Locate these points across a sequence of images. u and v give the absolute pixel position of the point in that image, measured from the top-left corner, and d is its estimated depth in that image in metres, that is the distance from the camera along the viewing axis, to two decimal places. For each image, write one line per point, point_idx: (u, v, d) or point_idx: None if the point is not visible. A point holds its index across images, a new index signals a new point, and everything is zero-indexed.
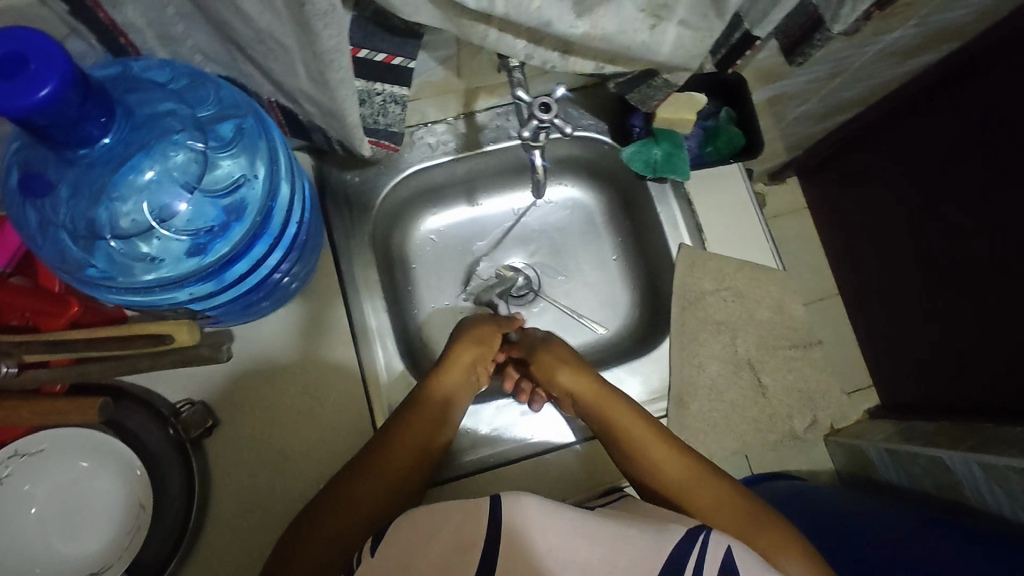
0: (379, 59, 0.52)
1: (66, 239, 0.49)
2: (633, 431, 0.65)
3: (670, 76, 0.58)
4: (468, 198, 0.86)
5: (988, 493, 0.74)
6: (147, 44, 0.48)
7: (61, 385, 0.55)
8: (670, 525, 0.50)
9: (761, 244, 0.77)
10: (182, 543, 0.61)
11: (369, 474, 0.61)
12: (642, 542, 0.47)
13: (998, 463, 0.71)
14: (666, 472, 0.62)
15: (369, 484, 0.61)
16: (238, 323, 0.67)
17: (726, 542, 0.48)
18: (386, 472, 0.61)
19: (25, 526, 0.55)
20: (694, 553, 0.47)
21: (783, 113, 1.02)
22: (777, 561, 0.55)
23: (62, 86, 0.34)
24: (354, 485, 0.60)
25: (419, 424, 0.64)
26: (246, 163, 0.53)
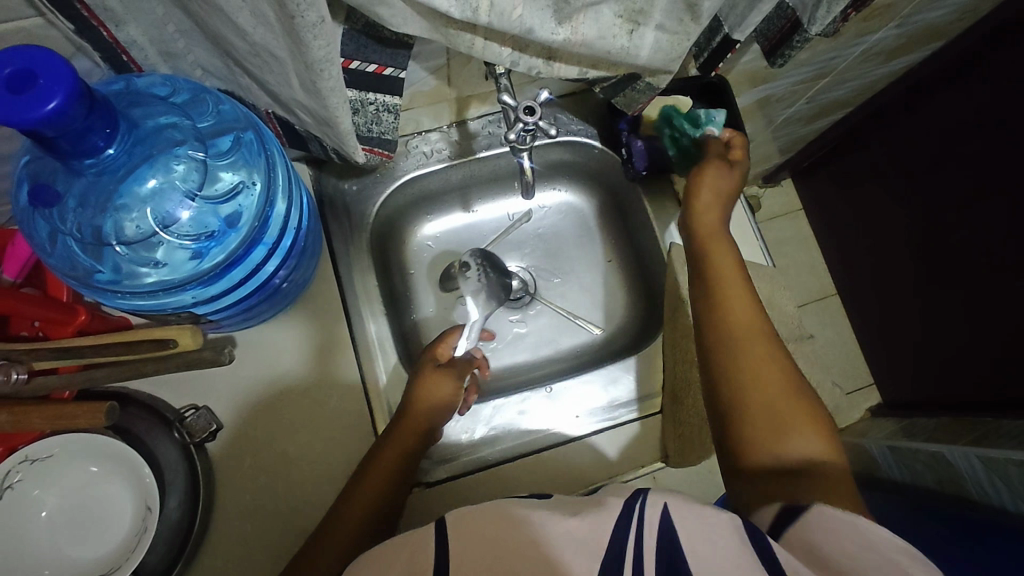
0: (371, 70, 0.55)
1: (75, 245, 0.52)
2: (722, 267, 0.64)
3: (653, 79, 0.60)
4: (463, 204, 0.88)
5: (993, 490, 0.71)
6: (148, 59, 0.50)
7: (68, 393, 0.57)
8: (607, 504, 0.46)
9: (751, 241, 0.79)
10: (187, 546, 0.62)
11: (362, 486, 0.61)
12: (577, 526, 0.43)
13: (1000, 457, 0.70)
14: (733, 312, 0.59)
15: (363, 493, 0.61)
16: (241, 329, 0.69)
17: (664, 499, 0.44)
18: (375, 480, 0.62)
19: (36, 529, 0.57)
20: (630, 531, 0.42)
21: (772, 116, 1.04)
22: (786, 432, 0.54)
23: (69, 99, 0.36)
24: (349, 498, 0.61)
25: (388, 460, 0.63)
26: (244, 172, 0.56)
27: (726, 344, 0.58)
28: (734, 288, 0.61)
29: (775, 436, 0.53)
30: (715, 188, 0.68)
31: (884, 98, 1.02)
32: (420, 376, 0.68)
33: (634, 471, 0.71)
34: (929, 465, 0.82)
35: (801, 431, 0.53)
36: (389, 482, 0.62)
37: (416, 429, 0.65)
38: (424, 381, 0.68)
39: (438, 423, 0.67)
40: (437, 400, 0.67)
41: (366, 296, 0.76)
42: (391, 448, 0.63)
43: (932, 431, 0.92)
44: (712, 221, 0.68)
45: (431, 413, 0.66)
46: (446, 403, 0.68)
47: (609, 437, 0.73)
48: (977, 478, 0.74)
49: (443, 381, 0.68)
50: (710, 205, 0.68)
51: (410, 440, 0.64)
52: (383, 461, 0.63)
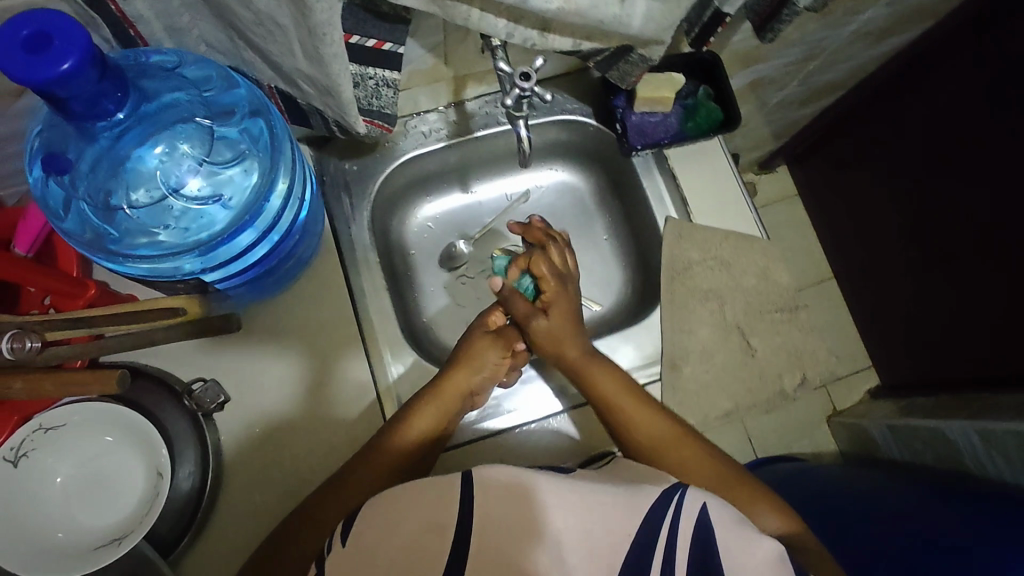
0: (370, 45, 0.56)
1: (87, 210, 0.53)
2: (608, 391, 0.69)
3: (645, 51, 0.62)
4: (462, 185, 0.89)
5: (989, 462, 0.75)
6: (154, 35, 0.51)
7: (81, 361, 0.58)
8: (646, 487, 0.56)
9: (745, 214, 0.80)
10: (198, 513, 0.64)
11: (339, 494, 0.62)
12: (616, 511, 0.52)
13: (994, 429, 0.73)
14: (640, 432, 0.67)
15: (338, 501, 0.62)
16: (246, 302, 0.71)
17: (703, 500, 0.53)
18: (355, 488, 0.63)
19: (51, 494, 0.59)
20: (666, 521, 0.52)
21: (766, 98, 1.06)
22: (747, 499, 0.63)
23: (82, 62, 0.38)
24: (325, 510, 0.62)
25: (393, 453, 0.65)
26: (251, 143, 0.57)
27: (649, 458, 0.66)
28: (616, 395, 0.69)
29: (743, 499, 0.63)
30: (561, 317, 0.73)
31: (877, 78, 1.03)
32: (471, 344, 0.74)
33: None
34: (928, 442, 0.85)
35: (763, 508, 0.62)
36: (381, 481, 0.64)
37: (445, 409, 0.69)
38: (476, 347, 0.73)
39: (478, 393, 0.72)
40: (484, 367, 0.72)
41: (368, 273, 0.77)
42: (376, 457, 0.64)
43: (931, 407, 0.93)
44: (563, 330, 0.72)
45: (470, 386, 0.71)
46: (490, 373, 0.73)
47: None
48: (973, 450, 0.77)
49: (491, 351, 0.73)
50: (566, 322, 0.73)
51: (402, 447, 0.65)
52: (369, 468, 0.64)
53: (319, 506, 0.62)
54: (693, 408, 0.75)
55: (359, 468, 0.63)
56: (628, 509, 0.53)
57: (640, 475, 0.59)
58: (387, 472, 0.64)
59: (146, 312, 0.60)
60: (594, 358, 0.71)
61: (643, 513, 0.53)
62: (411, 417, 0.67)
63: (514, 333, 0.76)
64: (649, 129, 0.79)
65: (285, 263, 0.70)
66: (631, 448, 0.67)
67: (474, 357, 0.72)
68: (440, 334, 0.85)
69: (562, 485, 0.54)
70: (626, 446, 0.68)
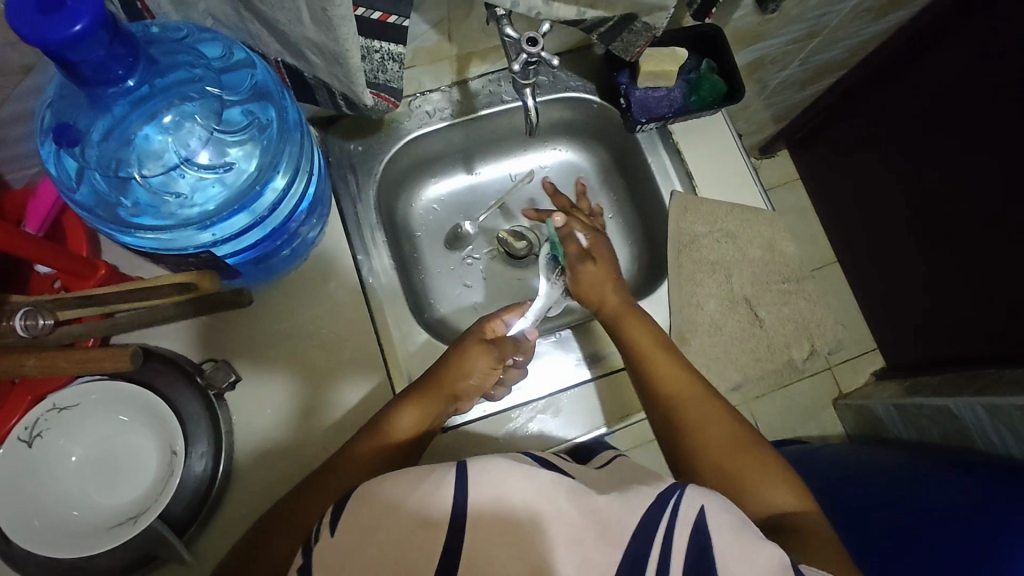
0: (376, 17, 0.56)
1: (98, 181, 0.53)
2: (644, 343, 0.69)
3: (649, 19, 0.62)
4: (466, 166, 0.89)
5: (995, 434, 0.77)
6: (161, 7, 0.52)
7: (93, 340, 0.59)
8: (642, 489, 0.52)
9: (749, 187, 0.81)
10: (211, 493, 0.64)
11: (319, 488, 0.61)
12: (615, 514, 0.48)
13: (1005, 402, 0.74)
14: (662, 381, 0.67)
15: (326, 493, 0.61)
16: (254, 284, 0.70)
17: (701, 501, 0.49)
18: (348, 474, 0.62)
19: (66, 473, 0.59)
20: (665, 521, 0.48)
21: (766, 79, 1.06)
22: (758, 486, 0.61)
23: (94, 24, 0.38)
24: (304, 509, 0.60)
25: (386, 444, 0.64)
26: (259, 112, 0.57)
27: (676, 410, 0.66)
28: (651, 351, 0.69)
29: (758, 478, 0.61)
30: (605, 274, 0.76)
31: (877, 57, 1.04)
32: (462, 350, 0.70)
33: (619, 421, 0.75)
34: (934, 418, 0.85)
35: (780, 486, 0.61)
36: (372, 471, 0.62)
37: (438, 404, 0.67)
38: (462, 357, 0.69)
39: (462, 398, 0.70)
40: (471, 374, 0.69)
41: (375, 254, 0.77)
42: (366, 449, 0.63)
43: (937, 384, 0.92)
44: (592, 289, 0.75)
45: (455, 391, 0.69)
46: (478, 381, 0.70)
47: (613, 382, 0.76)
48: (980, 423, 0.78)
49: (482, 358, 0.69)
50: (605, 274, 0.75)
51: (394, 441, 0.64)
52: (359, 455, 0.63)
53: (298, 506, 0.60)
54: (704, 380, 0.75)
55: (350, 463, 0.62)
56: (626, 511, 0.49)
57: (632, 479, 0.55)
58: (378, 466, 0.63)
59: (158, 287, 0.59)
60: (630, 313, 0.72)
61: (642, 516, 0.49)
62: (404, 410, 0.65)
63: (510, 345, 0.73)
64: (652, 103, 0.79)
65: (294, 240, 0.69)
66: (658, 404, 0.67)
67: (460, 367, 0.68)
68: (447, 316, 0.85)
69: (557, 487, 0.49)
70: (655, 407, 0.67)
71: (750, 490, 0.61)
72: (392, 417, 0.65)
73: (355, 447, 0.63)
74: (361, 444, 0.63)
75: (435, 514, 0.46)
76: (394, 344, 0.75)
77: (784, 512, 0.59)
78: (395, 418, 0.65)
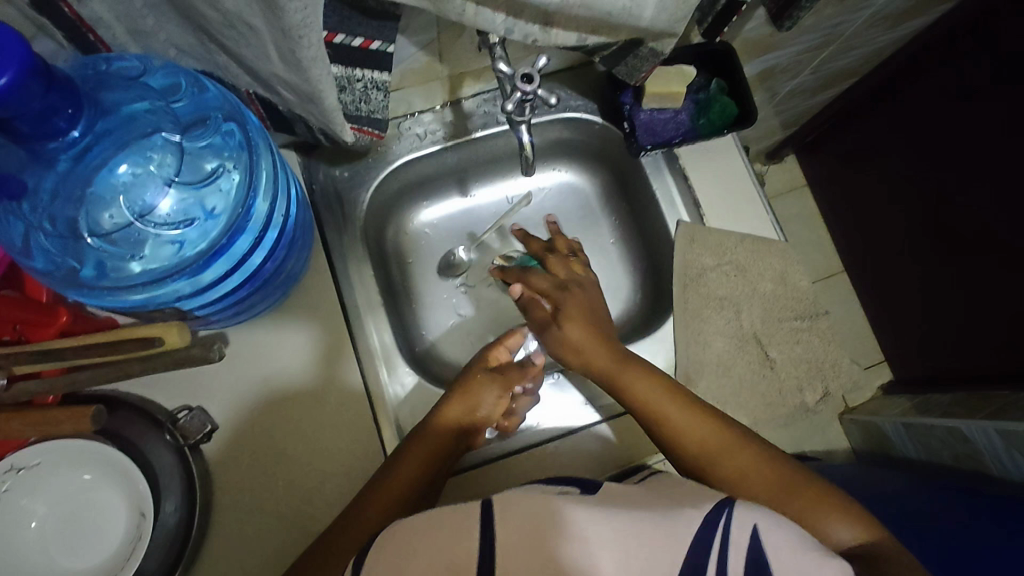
0: (357, 44, 0.51)
1: (46, 243, 0.49)
2: (648, 397, 0.63)
3: (656, 44, 0.56)
4: (460, 188, 0.85)
5: (1009, 461, 0.69)
6: (116, 38, 0.47)
7: (53, 397, 0.54)
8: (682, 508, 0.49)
9: (760, 216, 0.76)
10: (186, 552, 0.59)
11: (371, 505, 0.59)
12: (658, 539, 0.45)
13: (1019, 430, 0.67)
14: (686, 430, 0.62)
15: (362, 522, 0.57)
16: (233, 326, 0.66)
17: (754, 520, 0.48)
18: (380, 506, 0.59)
19: (24, 539, 0.54)
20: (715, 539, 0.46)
21: (777, 88, 0.97)
22: (814, 520, 0.56)
23: (21, 76, 0.34)
24: (345, 535, 0.57)
25: (430, 450, 0.63)
26: (228, 157, 0.54)
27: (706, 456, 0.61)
28: (665, 405, 0.63)
29: (810, 514, 0.57)
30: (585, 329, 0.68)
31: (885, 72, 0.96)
32: (467, 379, 0.69)
33: (659, 455, 0.68)
34: (943, 441, 0.79)
35: (824, 509, 0.57)
36: (415, 485, 0.60)
37: (470, 417, 0.66)
38: (476, 382, 0.68)
39: (472, 433, 0.67)
40: (481, 408, 0.67)
41: (362, 286, 0.72)
42: (415, 456, 0.62)
43: (948, 407, 0.84)
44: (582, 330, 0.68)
45: (479, 413, 0.67)
46: (491, 409, 0.68)
47: (619, 427, 0.70)
48: (993, 448, 0.72)
49: (490, 389, 0.68)
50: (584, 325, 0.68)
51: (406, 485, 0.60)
52: (394, 481, 0.60)
53: (337, 533, 0.57)
54: None
55: (396, 473, 0.60)
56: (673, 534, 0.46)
57: (676, 496, 0.52)
58: (419, 481, 0.61)
59: (121, 342, 0.55)
60: (630, 360, 0.66)
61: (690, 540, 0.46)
62: (447, 412, 0.65)
63: (515, 371, 0.70)
64: (658, 126, 0.74)
65: (272, 283, 0.65)
66: (681, 457, 0.62)
67: (472, 391, 0.67)
68: (440, 349, 0.81)
69: (593, 514, 0.47)
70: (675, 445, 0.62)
71: (796, 515, 0.57)
72: (437, 420, 0.64)
73: (394, 462, 0.61)
74: (406, 454, 0.62)
75: (465, 556, 0.44)
76: (380, 386, 0.69)
77: (844, 546, 0.55)
78: (439, 419, 0.64)
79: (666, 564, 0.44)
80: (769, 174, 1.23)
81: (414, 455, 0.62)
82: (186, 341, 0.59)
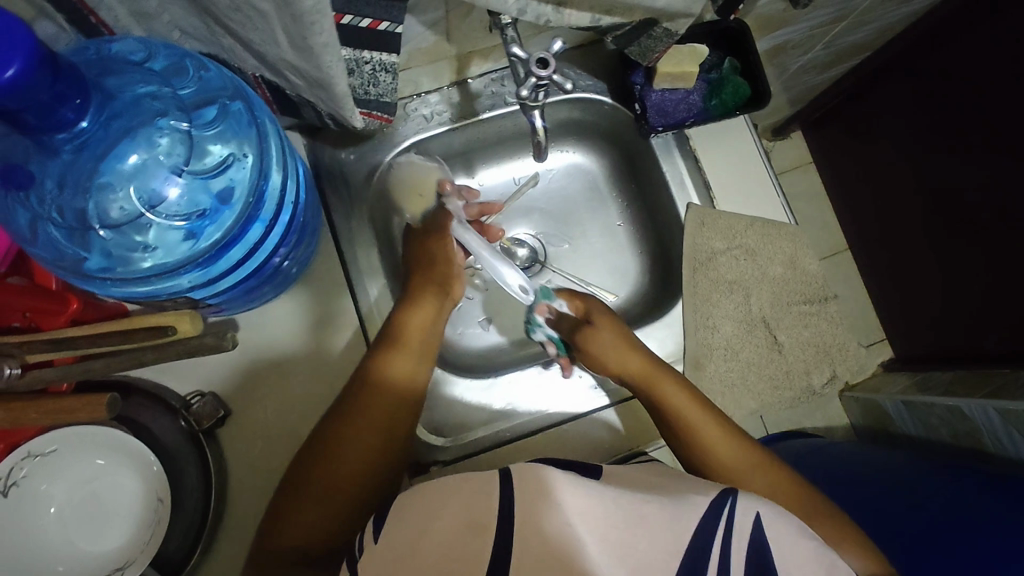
0: (365, 25, 0.48)
1: (57, 233, 0.50)
2: (682, 409, 0.64)
3: (671, 25, 0.55)
4: (467, 169, 0.83)
5: (1006, 440, 0.70)
6: (119, 21, 0.47)
7: (66, 385, 0.54)
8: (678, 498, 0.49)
9: (772, 199, 0.75)
10: (203, 534, 0.60)
11: (317, 473, 0.57)
12: (663, 522, 0.44)
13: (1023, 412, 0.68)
14: (722, 455, 0.62)
15: (321, 491, 0.57)
16: (242, 311, 0.65)
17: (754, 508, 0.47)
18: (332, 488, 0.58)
19: (45, 522, 0.55)
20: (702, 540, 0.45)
21: (787, 64, 0.95)
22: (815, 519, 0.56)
23: (27, 67, 0.34)
24: (309, 500, 0.57)
25: (383, 405, 0.61)
26: (236, 142, 0.53)
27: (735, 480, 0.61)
28: (701, 426, 0.63)
29: None
30: (614, 338, 0.68)
31: (889, 52, 0.94)
32: (421, 245, 0.72)
33: (655, 442, 0.70)
34: (945, 420, 0.79)
35: None
36: (365, 443, 0.59)
37: (415, 358, 0.64)
38: (432, 248, 0.71)
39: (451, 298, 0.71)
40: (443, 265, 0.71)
41: (370, 270, 0.71)
42: (351, 431, 0.59)
43: (948, 385, 0.85)
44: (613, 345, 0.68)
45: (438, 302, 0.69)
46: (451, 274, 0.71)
47: (617, 412, 0.71)
48: (989, 426, 0.73)
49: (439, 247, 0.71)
50: (614, 339, 0.68)
51: (352, 441, 0.59)
52: (346, 439, 0.59)
53: (294, 486, 0.57)
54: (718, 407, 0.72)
55: (337, 444, 0.59)
56: (671, 520, 0.44)
57: (671, 482, 0.52)
58: (368, 453, 0.60)
59: (135, 331, 0.56)
60: (661, 369, 0.67)
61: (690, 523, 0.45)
62: (390, 356, 0.63)
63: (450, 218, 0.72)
64: (668, 107, 0.73)
65: (281, 271, 0.64)
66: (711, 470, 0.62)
67: (433, 258, 0.71)
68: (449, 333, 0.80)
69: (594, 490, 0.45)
70: (696, 455, 0.63)
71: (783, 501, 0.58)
72: (376, 371, 0.62)
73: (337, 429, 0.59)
74: (342, 428, 0.59)
75: (479, 517, 0.43)
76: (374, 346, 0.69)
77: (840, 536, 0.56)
78: (384, 363, 0.62)
79: (671, 544, 0.43)
80: (776, 152, 1.21)
81: (360, 418, 0.60)
82: (198, 328, 0.59)
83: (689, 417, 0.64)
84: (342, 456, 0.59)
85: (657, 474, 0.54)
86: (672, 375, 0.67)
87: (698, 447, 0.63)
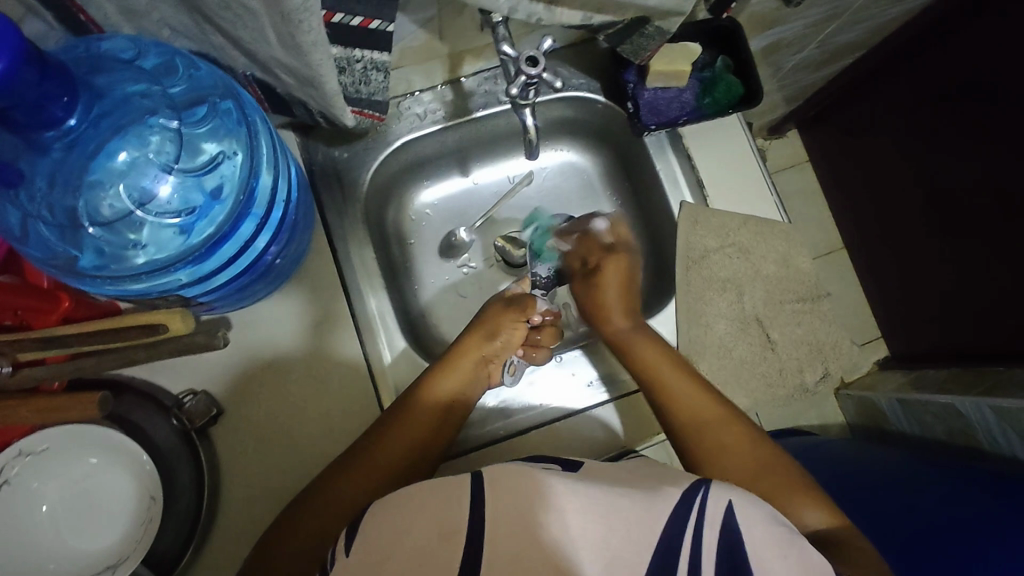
0: (356, 23, 0.48)
1: (47, 232, 0.50)
2: (660, 370, 0.66)
3: (663, 23, 0.55)
4: (461, 168, 0.84)
5: (999, 435, 0.71)
6: (108, 19, 0.48)
7: (58, 384, 0.54)
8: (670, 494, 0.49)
9: (765, 197, 0.75)
10: (196, 532, 0.60)
11: (331, 486, 0.58)
12: (639, 521, 0.44)
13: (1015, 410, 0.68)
14: (699, 418, 0.64)
15: (335, 501, 0.58)
16: (234, 309, 0.66)
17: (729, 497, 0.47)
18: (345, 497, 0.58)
19: (37, 521, 0.55)
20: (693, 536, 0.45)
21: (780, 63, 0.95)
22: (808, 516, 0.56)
23: (14, 64, 0.33)
24: (316, 500, 0.57)
25: (422, 420, 0.63)
26: (226, 140, 0.53)
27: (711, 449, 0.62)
28: (683, 389, 0.65)
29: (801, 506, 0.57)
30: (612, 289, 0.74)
31: (882, 51, 0.94)
32: (486, 313, 0.73)
33: (648, 441, 0.70)
34: (938, 418, 0.79)
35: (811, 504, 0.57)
36: (393, 465, 0.61)
37: (459, 390, 0.67)
38: (501, 321, 0.72)
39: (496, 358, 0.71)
40: (500, 334, 0.71)
41: (364, 268, 0.71)
42: (377, 453, 0.61)
43: (941, 382, 0.85)
44: (611, 298, 0.73)
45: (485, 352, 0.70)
46: (506, 341, 0.71)
47: (611, 410, 0.71)
48: (985, 424, 0.73)
49: (505, 317, 0.72)
50: (614, 299, 0.73)
51: (382, 460, 0.61)
52: (379, 455, 0.61)
53: (312, 497, 0.58)
54: None
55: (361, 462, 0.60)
56: (655, 514, 0.45)
57: (662, 476, 0.52)
58: (393, 472, 0.61)
59: (126, 329, 0.55)
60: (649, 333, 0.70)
61: (680, 519, 0.45)
62: (438, 380, 0.66)
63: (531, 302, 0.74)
64: (661, 105, 0.73)
65: (274, 270, 0.64)
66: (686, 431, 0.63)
67: (498, 335, 0.71)
68: (443, 332, 0.80)
69: (576, 487, 0.45)
70: (671, 414, 0.64)
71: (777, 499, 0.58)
72: (420, 393, 0.64)
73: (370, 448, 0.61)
74: (371, 448, 0.61)
75: (454, 521, 0.43)
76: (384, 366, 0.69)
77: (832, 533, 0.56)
78: (431, 385, 0.65)
79: (643, 539, 0.43)
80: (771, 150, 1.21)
81: (395, 438, 0.62)
82: (190, 326, 0.58)
83: (667, 375, 0.66)
84: (358, 470, 0.60)
85: (649, 469, 0.55)
86: (657, 338, 0.70)
87: (677, 406, 0.65)
